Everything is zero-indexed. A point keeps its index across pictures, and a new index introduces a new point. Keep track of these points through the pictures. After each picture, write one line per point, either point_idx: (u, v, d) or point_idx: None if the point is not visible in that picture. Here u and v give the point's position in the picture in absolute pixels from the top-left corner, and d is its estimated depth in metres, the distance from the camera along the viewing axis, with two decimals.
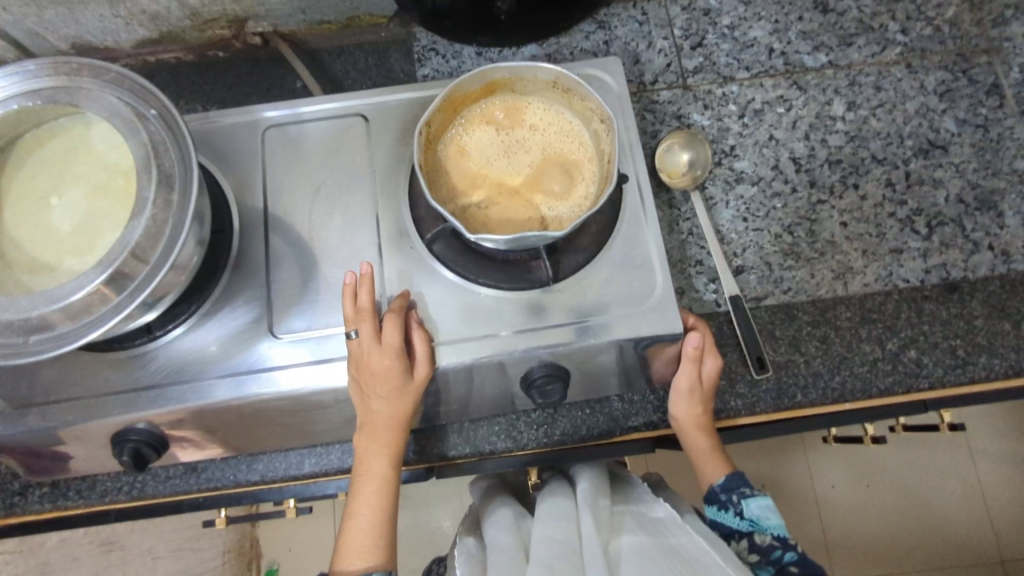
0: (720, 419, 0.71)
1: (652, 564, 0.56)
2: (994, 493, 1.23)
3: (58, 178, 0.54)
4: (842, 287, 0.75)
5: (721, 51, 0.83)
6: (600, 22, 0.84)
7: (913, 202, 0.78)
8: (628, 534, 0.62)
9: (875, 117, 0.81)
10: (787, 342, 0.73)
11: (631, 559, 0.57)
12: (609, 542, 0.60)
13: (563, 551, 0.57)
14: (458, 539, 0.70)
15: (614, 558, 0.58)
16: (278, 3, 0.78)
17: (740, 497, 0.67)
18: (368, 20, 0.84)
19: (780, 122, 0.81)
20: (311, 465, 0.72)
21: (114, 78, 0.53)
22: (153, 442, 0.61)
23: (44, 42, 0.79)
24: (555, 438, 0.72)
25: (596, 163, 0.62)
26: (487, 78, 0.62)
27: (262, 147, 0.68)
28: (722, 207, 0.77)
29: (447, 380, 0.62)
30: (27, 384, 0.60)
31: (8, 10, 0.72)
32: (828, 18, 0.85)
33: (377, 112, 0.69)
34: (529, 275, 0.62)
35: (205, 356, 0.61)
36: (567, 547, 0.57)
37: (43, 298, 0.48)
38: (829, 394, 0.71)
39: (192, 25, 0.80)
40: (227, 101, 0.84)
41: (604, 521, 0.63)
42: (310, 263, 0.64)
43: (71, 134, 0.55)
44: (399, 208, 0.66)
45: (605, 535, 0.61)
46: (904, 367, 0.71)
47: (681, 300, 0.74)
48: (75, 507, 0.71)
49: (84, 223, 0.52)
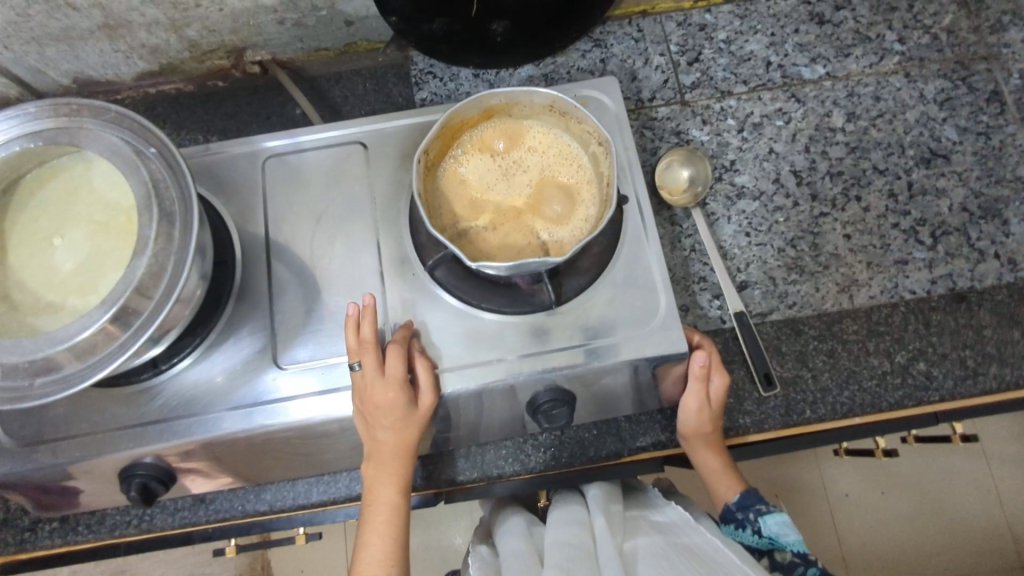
0: (730, 437, 0.70)
1: (669, 563, 0.56)
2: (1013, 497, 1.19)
3: (61, 217, 0.54)
4: (847, 300, 0.74)
5: (718, 66, 0.83)
6: (596, 41, 0.85)
7: (916, 212, 0.77)
8: (642, 535, 0.62)
9: (875, 128, 0.81)
10: (794, 358, 0.72)
11: (647, 558, 0.57)
12: (623, 544, 0.61)
13: (576, 554, 0.56)
14: (470, 547, 0.70)
15: (630, 558, 0.58)
16: (276, 32, 0.79)
17: (757, 515, 0.67)
18: (365, 46, 0.85)
19: (780, 136, 0.80)
20: (318, 494, 0.72)
21: (113, 117, 0.53)
22: (160, 477, 0.61)
23: (46, 78, 0.80)
24: (563, 461, 0.72)
25: (595, 185, 0.62)
26: (484, 104, 0.62)
27: (263, 177, 0.68)
28: (724, 222, 0.77)
29: (456, 405, 0.62)
30: (34, 422, 0.60)
31: (10, 49, 0.73)
32: (824, 29, 0.85)
33: (376, 139, 0.69)
34: (532, 299, 0.61)
35: (210, 389, 0.61)
36: (580, 550, 0.57)
37: (48, 339, 0.48)
38: (838, 410, 0.70)
39: (191, 56, 0.81)
40: (227, 130, 0.84)
41: (617, 525, 0.63)
42: (313, 292, 0.64)
43: (71, 172, 0.56)
44: (400, 235, 0.66)
45: (619, 537, 0.61)
46: (913, 380, 0.71)
47: (686, 318, 0.74)
48: (84, 542, 0.71)
49: (87, 262, 0.52)
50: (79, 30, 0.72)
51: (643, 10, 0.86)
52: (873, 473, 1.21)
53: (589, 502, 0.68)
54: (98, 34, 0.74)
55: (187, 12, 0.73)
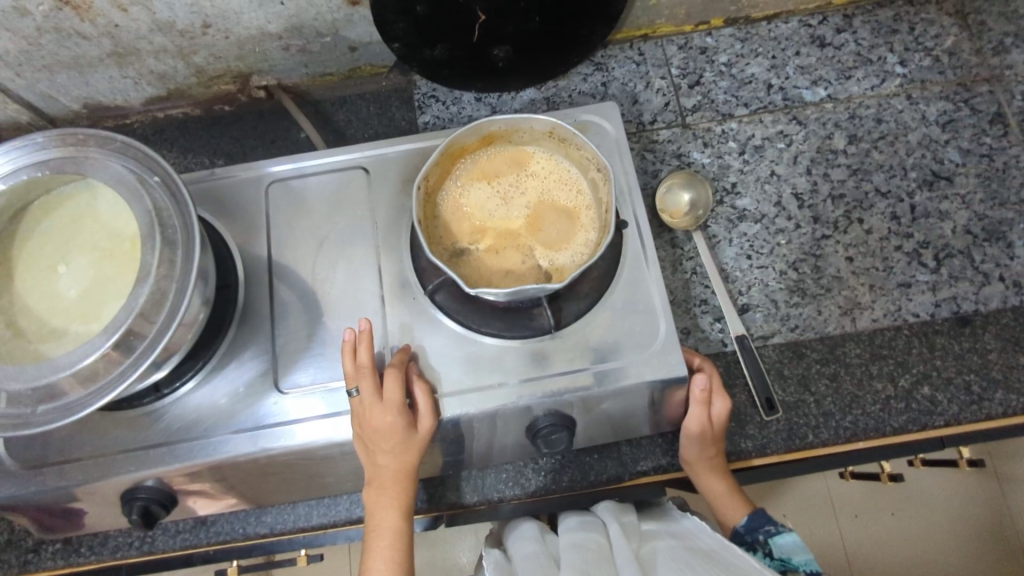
0: (732, 461, 0.69)
1: (685, 566, 0.55)
2: None
3: (65, 245, 0.55)
4: (850, 323, 0.74)
5: (719, 89, 0.84)
6: (597, 64, 0.86)
7: (920, 235, 0.77)
8: (659, 542, 0.62)
9: (877, 150, 0.81)
10: (796, 382, 0.72)
11: (664, 560, 0.58)
12: (639, 549, 0.61)
13: (596, 560, 0.57)
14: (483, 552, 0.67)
15: (647, 561, 0.58)
16: (282, 58, 0.80)
17: (767, 537, 0.64)
18: (369, 71, 0.86)
19: (781, 158, 0.81)
20: (319, 517, 0.72)
21: (119, 147, 0.55)
22: (162, 500, 0.61)
23: (56, 104, 0.81)
24: (564, 485, 0.71)
25: (594, 210, 0.62)
26: (484, 131, 0.62)
27: (266, 202, 0.69)
28: (725, 245, 0.77)
29: (472, 429, 0.62)
30: (38, 445, 0.60)
31: (21, 76, 0.75)
32: (825, 52, 0.85)
33: (378, 164, 0.70)
34: (532, 323, 0.62)
35: (212, 413, 0.61)
36: (600, 557, 0.57)
37: (50, 366, 0.48)
38: (841, 434, 0.69)
39: (198, 82, 0.82)
40: (233, 153, 0.85)
41: (631, 531, 0.63)
42: (314, 317, 0.65)
43: (76, 200, 0.57)
44: (400, 259, 0.66)
45: (634, 543, 0.61)
46: (918, 404, 0.70)
47: (688, 341, 0.73)
48: (86, 564, 0.71)
49: (91, 289, 0.53)
50: (89, 58, 0.74)
51: (644, 34, 0.87)
52: (882, 491, 1.12)
53: (600, 513, 0.67)
54: (108, 61, 0.75)
55: (195, 40, 0.74)
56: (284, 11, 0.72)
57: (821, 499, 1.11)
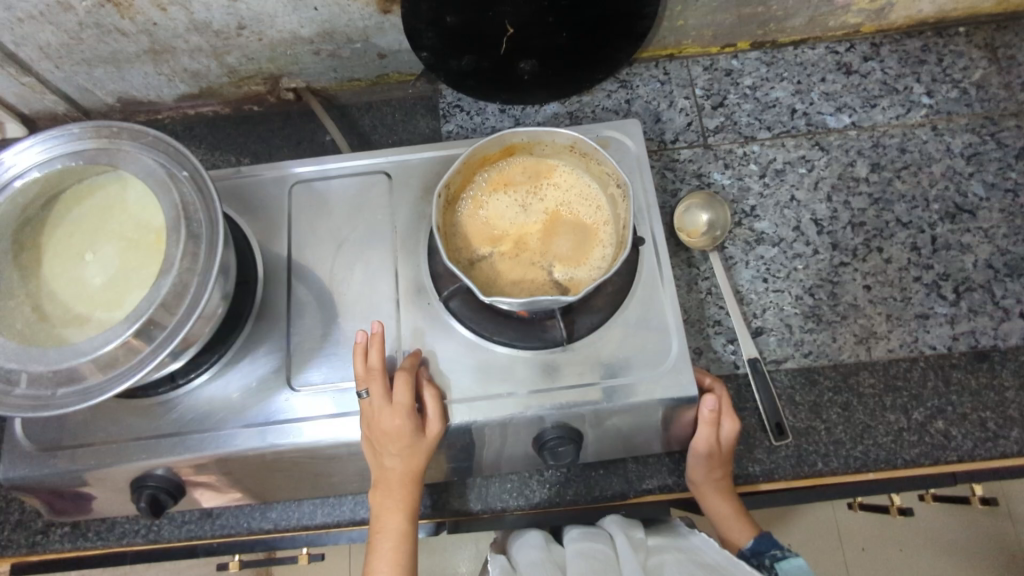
0: (738, 484, 0.69)
1: None
2: None
3: (94, 233, 0.57)
4: (865, 352, 0.73)
5: (742, 111, 0.84)
6: (622, 82, 0.86)
7: (939, 266, 0.76)
8: (667, 555, 0.62)
9: (900, 180, 0.80)
10: (807, 408, 0.71)
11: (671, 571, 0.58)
12: (646, 560, 0.61)
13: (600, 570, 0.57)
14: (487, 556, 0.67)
15: (654, 574, 0.59)
16: (312, 62, 0.82)
17: (772, 560, 0.62)
18: (396, 78, 0.87)
19: (802, 183, 0.80)
20: (322, 516, 0.72)
21: (150, 141, 0.56)
22: (170, 489, 0.61)
23: (92, 97, 0.84)
24: (568, 498, 0.71)
25: (612, 226, 0.63)
26: (506, 142, 0.63)
27: (289, 202, 0.70)
28: (742, 267, 0.77)
29: (482, 436, 0.62)
30: (56, 427, 0.62)
31: (60, 68, 0.77)
32: (851, 79, 0.85)
33: (400, 170, 0.71)
34: (544, 334, 0.62)
35: (224, 406, 0.62)
36: (604, 567, 0.57)
37: (73, 351, 0.50)
38: (851, 464, 0.69)
39: (229, 81, 0.84)
40: (259, 153, 0.86)
41: (640, 542, 0.63)
42: (330, 317, 0.65)
43: (107, 190, 0.58)
44: (417, 264, 0.67)
45: (642, 554, 0.61)
46: (931, 438, 0.69)
47: (699, 361, 0.73)
48: (92, 549, 0.72)
49: (116, 278, 0.54)
50: (126, 54, 0.76)
51: (669, 54, 0.88)
52: (892, 527, 1.07)
53: (607, 525, 0.67)
54: (144, 58, 0.77)
55: (229, 41, 0.76)
56: (317, 17, 0.74)
57: (831, 529, 1.06)
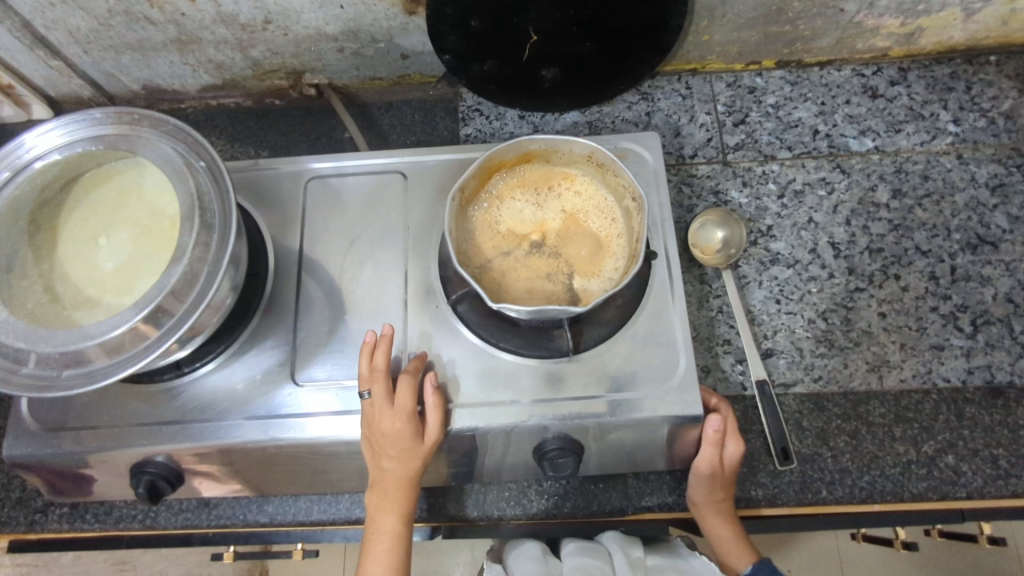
0: (740, 507, 0.67)
1: None
2: None
3: (109, 218, 0.57)
4: (876, 380, 0.72)
5: (764, 129, 0.83)
6: (643, 94, 0.86)
7: (958, 298, 0.75)
8: None
9: (921, 207, 0.79)
10: (814, 435, 0.70)
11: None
12: None
13: None
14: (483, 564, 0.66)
15: None
16: (336, 59, 0.82)
17: None
18: (418, 79, 0.88)
19: (821, 205, 0.79)
20: (318, 512, 0.72)
21: (170, 129, 0.56)
22: (169, 477, 0.61)
23: (118, 83, 0.85)
24: (565, 511, 0.70)
25: (625, 238, 0.62)
26: (523, 148, 0.63)
27: (304, 197, 0.70)
28: (755, 287, 0.76)
29: (483, 442, 0.61)
30: (61, 407, 0.62)
31: (88, 53, 0.78)
32: (876, 103, 0.84)
33: (416, 171, 0.71)
34: (550, 343, 0.61)
35: (227, 396, 0.62)
36: None
37: (80, 334, 0.50)
38: (857, 494, 0.67)
39: (253, 74, 0.85)
40: (278, 146, 0.87)
41: (638, 562, 0.62)
42: (338, 314, 0.65)
43: (125, 175, 0.59)
44: (427, 266, 0.67)
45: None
46: (940, 473, 0.68)
47: (706, 379, 0.72)
48: (90, 530, 0.72)
49: (128, 263, 0.55)
50: (153, 43, 0.77)
51: (693, 69, 0.87)
52: (895, 560, 1.04)
53: (605, 542, 0.66)
54: (170, 47, 0.78)
55: (255, 34, 0.76)
56: (342, 15, 0.74)
57: (832, 558, 1.03)
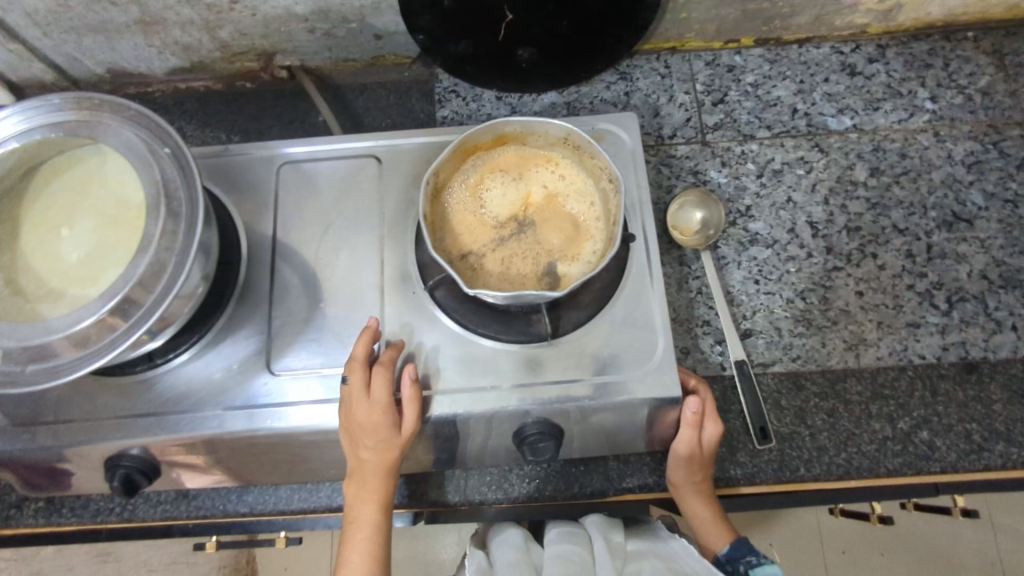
0: (719, 487, 0.68)
1: None
2: None
3: (72, 207, 0.55)
4: (853, 358, 0.72)
5: (743, 109, 0.83)
6: (622, 73, 0.85)
7: (933, 275, 0.75)
8: (644, 560, 0.61)
9: (898, 186, 0.79)
10: (792, 413, 0.71)
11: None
12: (624, 567, 0.61)
13: None
14: (466, 551, 0.66)
15: None
16: (307, 40, 0.80)
17: (747, 567, 0.63)
18: (392, 60, 0.86)
19: (799, 185, 0.79)
20: (299, 501, 0.72)
21: (132, 114, 0.55)
22: (144, 469, 0.61)
23: (81, 66, 0.82)
24: (546, 494, 0.70)
25: (603, 222, 0.62)
26: (498, 130, 0.62)
27: (275, 183, 0.69)
28: (734, 268, 0.76)
29: (464, 429, 0.61)
30: (30, 402, 0.61)
31: (48, 36, 0.75)
32: (855, 81, 0.84)
33: (391, 154, 0.70)
34: (528, 328, 0.61)
35: (202, 388, 0.61)
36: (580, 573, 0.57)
37: (44, 328, 0.49)
38: (833, 470, 0.68)
39: (222, 57, 0.82)
40: (251, 131, 0.85)
41: (619, 547, 0.63)
42: (314, 301, 0.64)
43: (87, 163, 0.57)
44: (404, 252, 0.66)
45: (620, 561, 0.61)
46: (915, 448, 0.69)
47: (686, 361, 0.72)
48: (67, 524, 0.72)
49: (91, 254, 0.53)
50: (116, 24, 0.74)
51: (671, 47, 0.86)
52: (873, 532, 1.05)
53: (587, 526, 0.66)
54: (134, 29, 0.76)
55: (221, 15, 0.74)
56: None
57: (811, 532, 1.05)
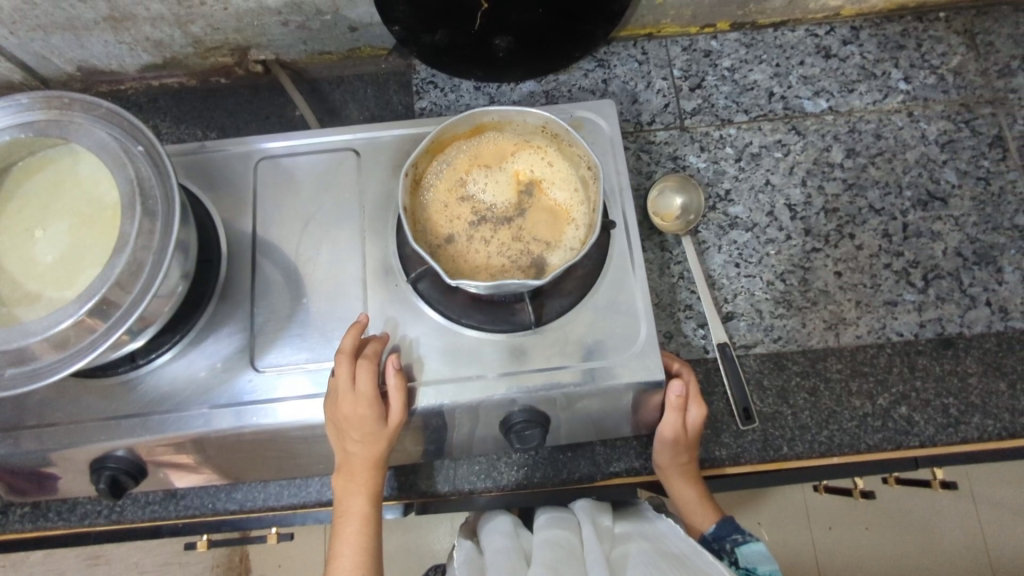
0: (704, 468, 0.69)
1: (655, 569, 0.55)
2: (1005, 544, 1.04)
3: (44, 209, 0.55)
4: (833, 338, 0.73)
5: (720, 93, 0.83)
6: (600, 60, 0.85)
7: (909, 254, 0.76)
8: (632, 543, 0.62)
9: (874, 166, 0.80)
10: (775, 393, 0.72)
11: (635, 562, 0.57)
12: (612, 550, 0.61)
13: (566, 557, 0.57)
14: (456, 543, 0.67)
15: (618, 564, 0.58)
16: (281, 34, 0.79)
17: (733, 545, 0.64)
18: (368, 52, 0.85)
19: (777, 167, 0.80)
20: (289, 496, 0.72)
21: (103, 113, 0.54)
22: (130, 470, 0.60)
23: (50, 64, 0.80)
24: (534, 481, 0.71)
25: (584, 208, 0.62)
26: (477, 121, 0.62)
27: (253, 178, 0.68)
28: (714, 252, 0.77)
29: (450, 419, 0.61)
30: (11, 408, 0.60)
31: (14, 34, 0.74)
32: (830, 63, 0.85)
33: (369, 147, 0.69)
34: (512, 317, 0.61)
35: (186, 386, 0.61)
36: (569, 555, 0.58)
37: (20, 330, 0.48)
38: (816, 448, 0.69)
39: (195, 52, 0.81)
40: (227, 127, 0.84)
41: (606, 532, 0.63)
42: (297, 296, 0.64)
43: (60, 163, 0.56)
44: (385, 244, 0.66)
45: (607, 544, 0.61)
46: (894, 424, 0.70)
47: (669, 344, 0.73)
48: (53, 529, 0.71)
49: (67, 255, 0.53)
50: (83, 21, 0.73)
51: (648, 33, 0.86)
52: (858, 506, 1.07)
53: (575, 512, 0.67)
54: (103, 26, 0.74)
55: (192, 9, 0.73)
56: None
57: (798, 509, 1.07)
